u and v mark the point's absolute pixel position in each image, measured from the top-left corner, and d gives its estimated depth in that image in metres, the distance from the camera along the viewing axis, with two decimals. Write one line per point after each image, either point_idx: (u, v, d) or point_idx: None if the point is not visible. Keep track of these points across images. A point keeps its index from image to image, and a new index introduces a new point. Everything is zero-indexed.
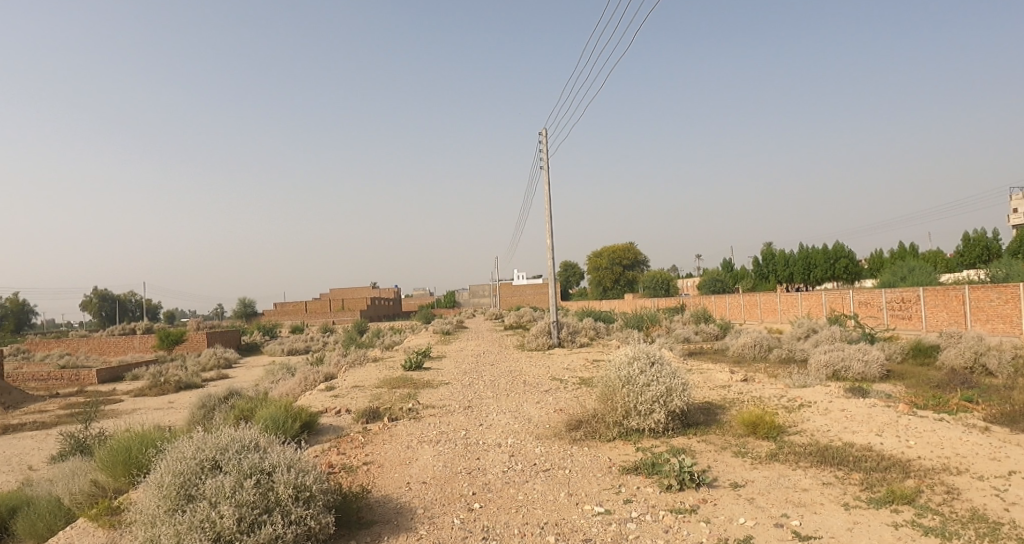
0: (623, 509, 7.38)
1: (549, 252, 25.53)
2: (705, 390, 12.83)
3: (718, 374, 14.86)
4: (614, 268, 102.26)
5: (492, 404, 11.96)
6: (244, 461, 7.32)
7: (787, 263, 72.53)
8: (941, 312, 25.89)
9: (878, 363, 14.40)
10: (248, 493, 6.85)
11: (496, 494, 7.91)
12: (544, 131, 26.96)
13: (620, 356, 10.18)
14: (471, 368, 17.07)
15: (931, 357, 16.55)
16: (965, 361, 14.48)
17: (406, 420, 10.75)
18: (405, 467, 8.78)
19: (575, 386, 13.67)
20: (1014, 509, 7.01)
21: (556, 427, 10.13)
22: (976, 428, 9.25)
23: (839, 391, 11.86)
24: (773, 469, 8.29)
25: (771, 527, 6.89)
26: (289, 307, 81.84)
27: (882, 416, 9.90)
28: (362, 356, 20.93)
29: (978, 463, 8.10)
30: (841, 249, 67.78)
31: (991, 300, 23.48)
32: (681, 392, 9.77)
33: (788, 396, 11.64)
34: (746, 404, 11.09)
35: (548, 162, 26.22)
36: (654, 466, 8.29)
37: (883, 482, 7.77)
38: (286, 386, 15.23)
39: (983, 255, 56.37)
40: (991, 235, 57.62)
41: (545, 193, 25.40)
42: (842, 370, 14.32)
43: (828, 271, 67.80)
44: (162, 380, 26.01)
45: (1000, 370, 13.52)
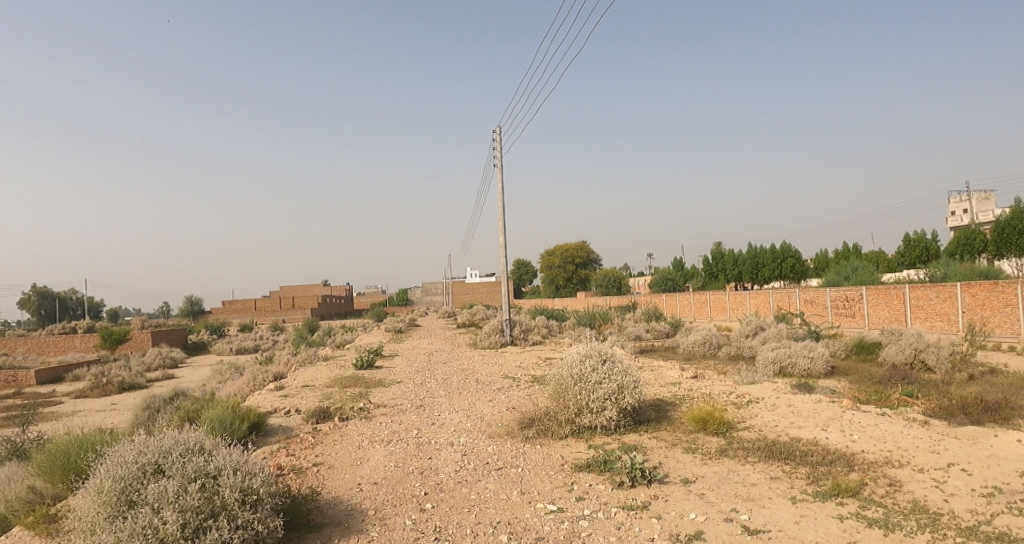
0: (575, 507, 7.38)
1: (501, 251, 25.46)
2: (656, 386, 12.94)
3: (669, 371, 15.02)
4: (568, 266, 102.94)
5: (445, 403, 11.84)
6: (188, 464, 7.12)
7: (736, 263, 73.95)
8: (882, 310, 26.62)
9: (822, 359, 14.71)
10: (192, 497, 6.65)
11: (448, 494, 7.84)
12: (498, 129, 26.95)
13: (572, 354, 10.11)
14: (423, 367, 16.90)
15: (873, 354, 17.00)
16: (906, 358, 14.78)
17: (357, 419, 10.53)
18: (356, 468, 8.63)
19: (528, 383, 13.63)
20: (951, 500, 7.27)
21: (509, 425, 10.04)
22: (917, 422, 9.51)
23: (786, 387, 12.06)
24: (722, 465, 8.36)
25: (720, 521, 6.99)
26: (240, 305, 80.34)
27: (827, 411, 10.11)
28: (312, 354, 20.61)
29: (918, 456, 8.32)
30: (788, 249, 69.21)
31: (929, 299, 24.22)
32: (633, 389, 9.76)
33: (737, 392, 11.77)
34: (695, 400, 11.20)
35: (502, 159, 26.18)
36: (606, 462, 8.28)
37: (829, 475, 7.91)
38: (234, 386, 14.84)
39: (922, 255, 58.27)
40: (930, 236, 59.53)
41: (500, 191, 25.51)
42: (788, 367, 14.51)
43: (775, 271, 69.33)
44: (104, 380, 25.16)
45: (939, 366, 13.93)
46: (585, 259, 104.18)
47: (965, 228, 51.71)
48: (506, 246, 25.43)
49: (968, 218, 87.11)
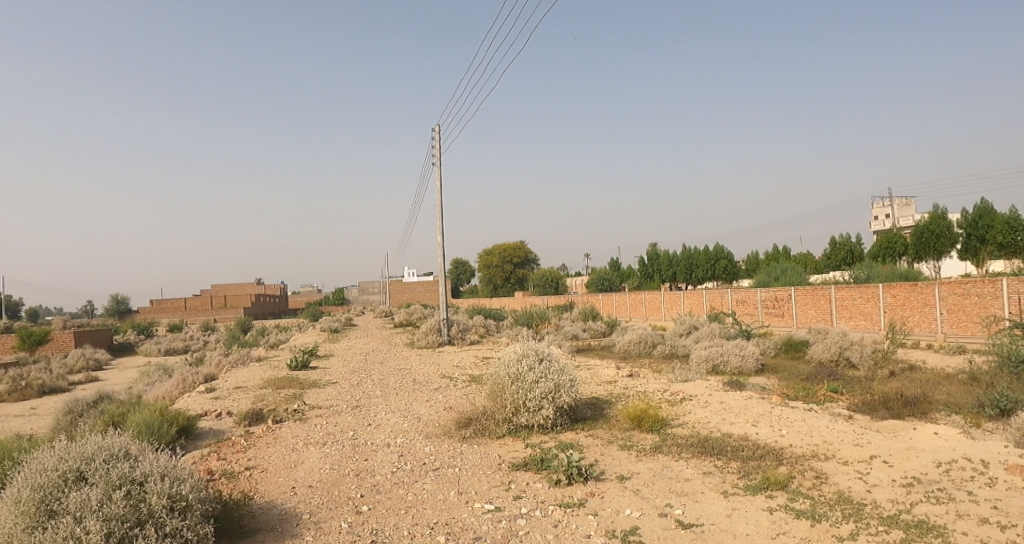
0: (512, 506, 7.37)
1: (440, 250, 25.33)
2: (592, 385, 13.05)
3: (605, 369, 15.18)
4: (505, 265, 103.48)
5: (382, 403, 11.68)
6: (112, 471, 6.80)
7: (671, 263, 75.45)
8: (810, 309, 27.53)
9: (753, 357, 15.11)
10: (118, 505, 6.33)
11: (385, 495, 7.73)
12: (438, 127, 26.82)
13: (509, 353, 10.11)
14: (360, 367, 16.67)
15: (801, 352, 17.60)
16: (832, 355, 15.29)
17: (292, 421, 10.29)
18: (290, 471, 8.43)
19: (466, 383, 13.59)
20: (874, 490, 7.56)
21: (446, 425, 9.96)
22: (842, 416, 9.84)
23: (718, 384, 12.33)
24: (657, 461, 8.48)
25: (655, 517, 7.09)
26: (169, 304, 77.74)
27: (757, 407, 10.39)
28: (245, 355, 20.12)
29: (843, 449, 8.62)
30: (721, 250, 71.07)
31: (853, 298, 25.20)
32: (569, 389, 9.83)
33: (671, 390, 11.98)
34: (631, 398, 11.34)
35: (441, 158, 26.06)
36: (544, 460, 8.30)
37: (759, 469, 8.11)
38: (162, 388, 14.33)
39: (847, 257, 60.45)
40: (855, 239, 61.90)
41: (439, 188, 25.39)
42: (721, 364, 14.83)
43: (708, 271, 71.14)
44: (21, 384, 23.87)
45: (862, 362, 14.44)
46: (523, 258, 105.04)
47: (888, 231, 53.44)
48: (444, 246, 25.33)
49: (891, 222, 91.78)
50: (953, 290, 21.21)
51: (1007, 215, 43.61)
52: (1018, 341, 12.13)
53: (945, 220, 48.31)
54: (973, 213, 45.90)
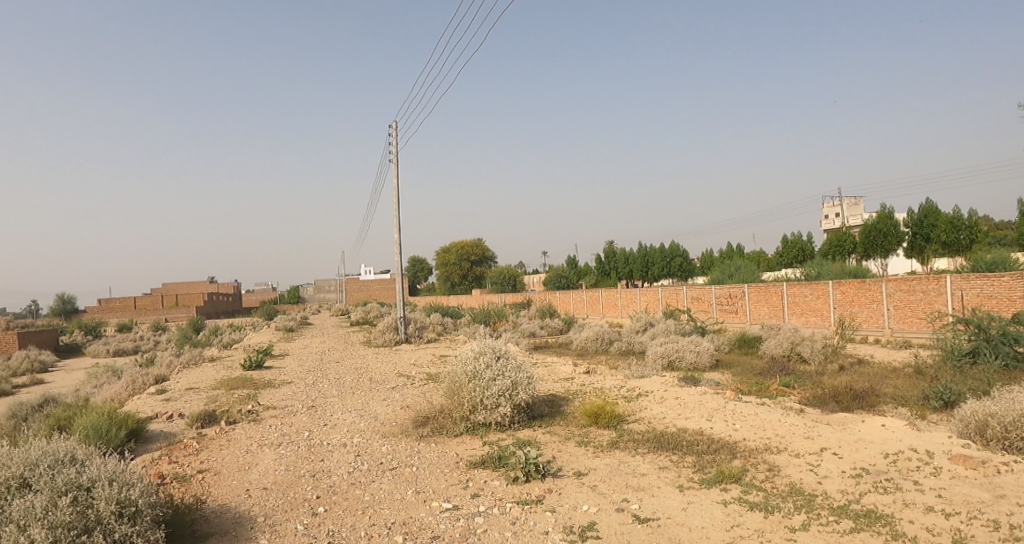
0: (470, 504, 7.34)
1: (396, 248, 25.19)
2: (550, 382, 13.09)
3: (562, 366, 15.26)
4: (463, 263, 103.30)
5: (338, 403, 11.55)
6: (58, 477, 6.53)
7: (627, 261, 76.10)
8: (762, 306, 28.12)
9: (707, 353, 15.34)
10: (64, 512, 6.08)
11: (341, 496, 7.62)
12: (395, 123, 26.63)
13: (466, 351, 10.13)
14: (316, 366, 16.46)
15: (754, 347, 17.94)
16: (783, 351, 15.59)
17: (245, 423, 10.10)
18: (244, 473, 8.26)
19: (423, 382, 13.53)
20: (825, 481, 7.73)
21: (403, 424, 9.89)
22: (794, 410, 10.05)
23: (674, 380, 12.50)
24: (613, 457, 8.55)
25: (612, 512, 7.14)
26: (118, 304, 75.86)
27: (712, 402, 10.55)
28: (197, 355, 19.71)
29: (795, 442, 8.80)
30: (676, 248, 71.93)
31: (804, 295, 25.84)
32: (526, 386, 9.86)
33: (627, 387, 12.11)
34: (587, 395, 11.42)
35: (397, 154, 25.90)
36: (501, 458, 8.28)
37: (713, 463, 8.23)
38: (110, 391, 13.94)
39: (799, 255, 61.61)
40: (806, 238, 63.25)
41: (395, 184, 25.26)
42: (677, 360, 15.02)
43: (664, 269, 71.92)
44: None
45: (813, 357, 14.77)
46: (480, 257, 105.12)
47: (839, 231, 55.21)
48: (400, 244, 25.18)
49: (840, 222, 94.44)
50: (899, 287, 21.83)
51: (950, 214, 44.70)
52: (960, 336, 12.59)
53: (893, 219, 49.14)
54: (918, 212, 46.50)
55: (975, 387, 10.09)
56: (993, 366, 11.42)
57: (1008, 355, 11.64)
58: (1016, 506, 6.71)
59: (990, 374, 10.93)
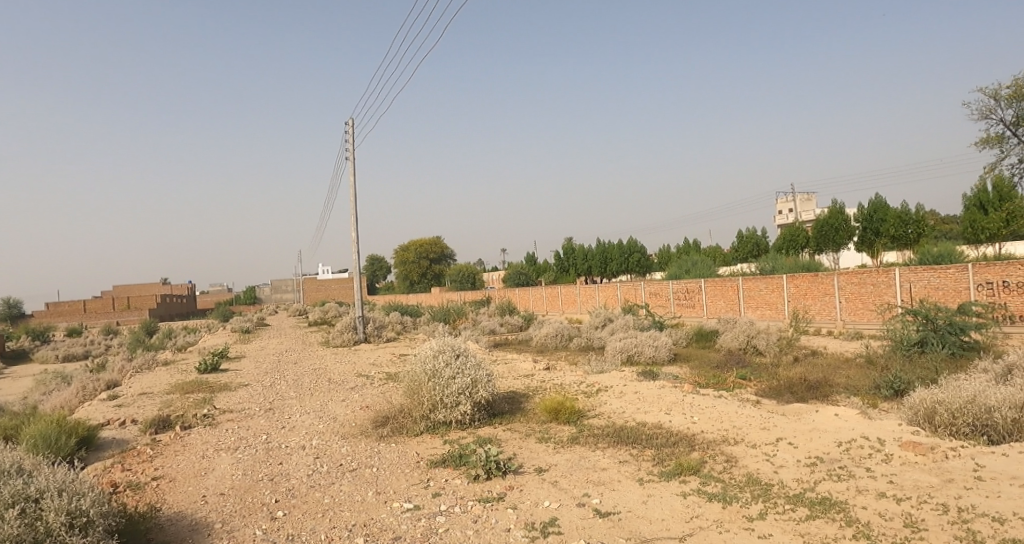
0: (431, 503, 7.30)
1: (355, 247, 25.01)
2: (510, 379, 13.15)
3: (522, 363, 15.33)
4: (421, 261, 103.02)
5: (296, 405, 11.42)
6: (3, 489, 6.24)
7: (586, 257, 76.72)
8: (719, 300, 28.65)
9: (666, 347, 15.55)
10: (10, 526, 5.81)
11: (301, 500, 7.50)
12: (351, 122, 26.39)
13: (425, 350, 10.14)
14: (273, 367, 16.20)
15: (711, 341, 18.27)
16: (740, 344, 15.89)
17: (201, 427, 9.91)
18: (200, 479, 8.09)
19: (382, 381, 13.48)
20: (781, 471, 7.90)
21: (363, 424, 9.81)
22: (750, 402, 10.26)
23: (632, 375, 12.66)
24: (574, 452, 8.60)
25: (573, 507, 7.18)
26: (68, 307, 73.43)
27: (670, 396, 10.71)
28: (150, 359, 19.24)
29: (751, 433, 8.98)
30: (634, 244, 72.87)
31: (759, 289, 26.43)
32: (486, 383, 9.92)
33: (587, 382, 12.24)
34: (547, 391, 11.50)
35: (354, 152, 25.70)
36: (462, 457, 8.28)
37: (672, 455, 8.34)
38: (58, 398, 13.50)
39: (753, 250, 62.90)
40: (760, 234, 64.62)
41: (353, 183, 25.15)
42: (636, 355, 15.19)
43: (622, 264, 72.75)
44: None
45: (768, 349, 15.10)
46: (438, 255, 105.26)
47: (791, 226, 57.51)
48: (358, 242, 24.96)
49: (793, 216, 97.19)
50: (850, 280, 22.38)
51: (898, 209, 45.92)
52: (908, 326, 12.95)
53: (842, 215, 50.96)
54: (868, 207, 47.70)
55: (923, 376, 10.42)
56: (940, 354, 11.81)
57: (954, 345, 12.06)
58: (963, 489, 6.94)
59: (937, 362, 11.29)
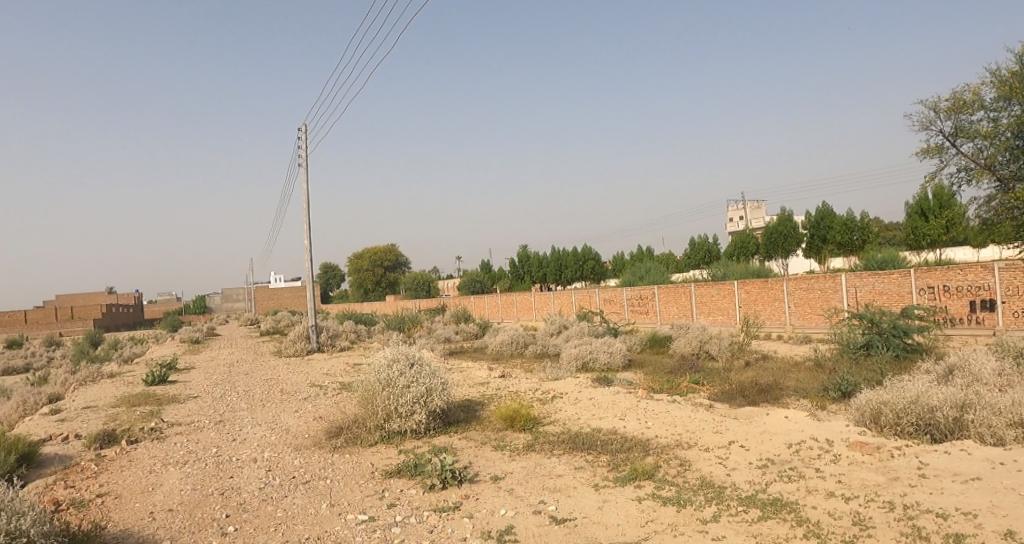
0: (386, 514, 7.21)
1: (307, 255, 24.73)
2: (465, 387, 13.16)
3: (477, 371, 15.33)
4: (376, 269, 102.54)
5: (247, 417, 11.24)
6: None
7: (541, 264, 77.20)
8: (672, 306, 29.10)
9: (621, 353, 15.72)
10: None
11: (252, 514, 7.31)
12: (303, 127, 26.12)
13: (380, 359, 10.13)
14: (223, 379, 15.89)
15: (665, 346, 18.56)
16: (693, 348, 16.18)
17: (148, 441, 9.66)
18: (147, 495, 7.84)
19: (336, 391, 13.36)
20: (733, 473, 8.04)
21: (316, 435, 9.69)
22: (703, 406, 10.46)
23: (587, 381, 12.80)
24: (529, 459, 8.63)
25: (530, 514, 7.19)
26: (7, 318, 70.43)
27: (624, 401, 10.86)
28: (95, 371, 18.66)
29: (704, 437, 9.15)
30: (588, 251, 73.74)
31: (711, 295, 26.94)
32: (440, 391, 9.96)
33: (542, 389, 12.34)
34: (503, 399, 11.56)
35: (306, 158, 25.44)
36: (417, 467, 8.24)
37: (627, 461, 8.42)
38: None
39: (706, 256, 64.12)
40: (712, 240, 65.96)
41: (305, 190, 24.91)
42: (591, 361, 15.32)
43: (577, 272, 73.52)
44: None
45: (721, 353, 15.39)
46: (393, 262, 104.85)
47: (743, 233, 58.47)
48: (310, 250, 24.65)
49: (744, 223, 99.84)
50: (799, 285, 23.01)
51: (844, 216, 47.35)
52: (855, 329, 13.40)
53: (791, 222, 52.59)
54: (816, 215, 49.07)
55: (868, 378, 10.78)
56: (887, 356, 12.24)
57: (898, 346, 12.54)
58: (909, 486, 7.16)
59: (883, 364, 11.71)
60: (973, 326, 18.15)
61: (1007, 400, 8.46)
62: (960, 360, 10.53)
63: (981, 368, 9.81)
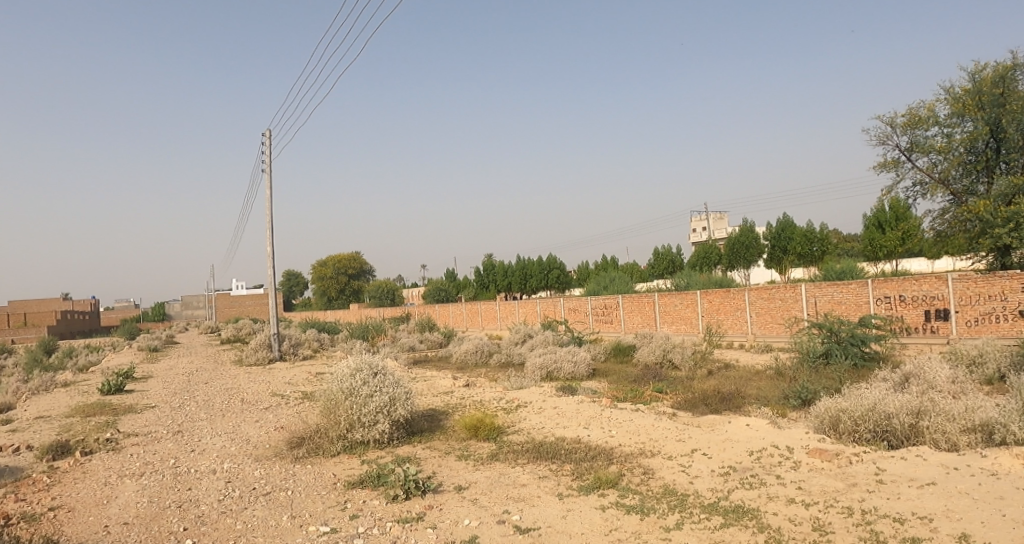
0: (348, 526, 7.10)
1: (270, 262, 24.47)
2: (429, 397, 13.11)
3: (441, 380, 15.28)
4: (340, 277, 101.69)
5: (207, 427, 11.05)
6: None
7: (505, 273, 77.38)
8: (636, 315, 29.38)
9: (585, 362, 15.81)
10: None
11: (210, 527, 7.15)
12: (268, 133, 25.86)
13: (342, 368, 10.06)
14: (182, 388, 15.60)
15: (629, 355, 18.73)
16: (657, 357, 16.35)
17: (104, 452, 9.44)
18: (102, 508, 7.64)
19: (298, 401, 13.21)
20: (696, 481, 8.14)
21: (277, 446, 9.57)
22: (666, 415, 10.59)
23: (552, 390, 12.86)
24: (494, 469, 8.62)
25: (493, 524, 7.17)
26: None
27: (588, 410, 10.94)
28: (48, 380, 18.14)
29: (667, 445, 9.25)
30: (553, 260, 74.27)
31: (674, 304, 27.29)
32: (404, 401, 9.94)
33: (506, 398, 12.37)
34: (467, 408, 11.55)
35: (270, 164, 25.20)
36: (380, 477, 8.18)
37: (591, 470, 8.46)
38: None
39: (669, 267, 64.94)
40: (675, 251, 66.89)
41: (269, 196, 24.69)
42: (555, 370, 15.38)
43: (542, 281, 73.96)
44: None
45: (684, 363, 15.58)
46: (357, 270, 104.32)
47: (705, 243, 59.36)
48: (273, 257, 24.39)
49: (706, 233, 101.80)
50: (760, 295, 23.42)
51: (804, 227, 48.44)
52: (815, 338, 13.67)
53: (753, 233, 53.69)
54: (776, 226, 50.09)
55: (827, 386, 11.01)
56: (845, 365, 12.49)
57: (857, 355, 12.81)
58: (866, 492, 7.32)
59: (841, 373, 11.95)
60: (927, 335, 18.62)
61: (959, 407, 8.71)
62: (915, 369, 10.82)
63: (935, 376, 10.07)
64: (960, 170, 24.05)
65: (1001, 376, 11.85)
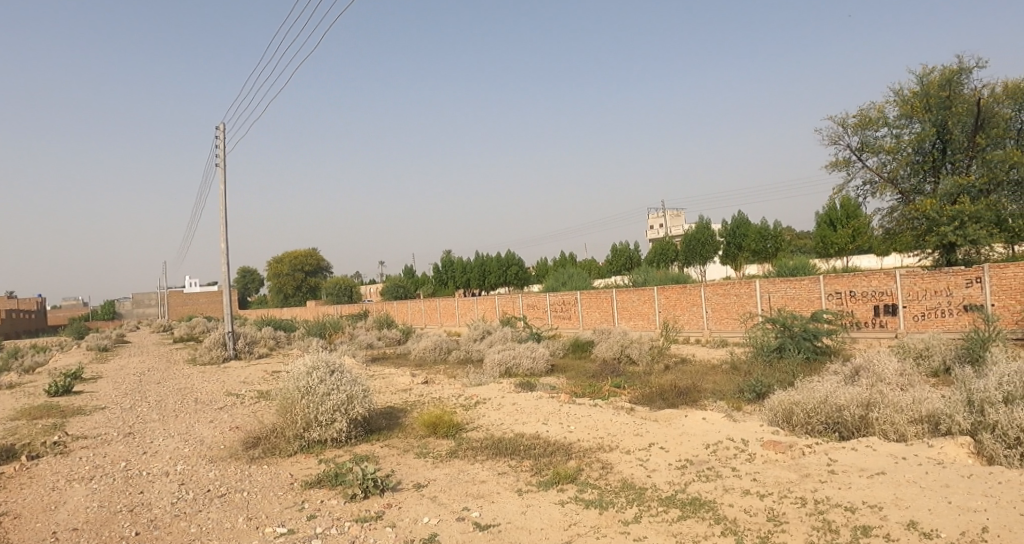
0: (306, 526, 7.03)
1: (224, 259, 24.06)
2: (387, 395, 13.04)
3: (399, 377, 15.22)
4: (296, 276, 100.08)
5: (159, 428, 10.82)
6: None
7: (464, 270, 77.24)
8: (594, 312, 29.64)
9: (542, 358, 15.91)
10: None
11: (163, 531, 6.99)
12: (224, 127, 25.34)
13: (299, 366, 9.94)
14: (132, 388, 15.24)
15: (587, 351, 18.90)
16: (614, 353, 16.54)
17: (50, 456, 9.16)
18: (49, 514, 7.42)
19: (254, 400, 13.01)
20: (654, 474, 8.26)
21: (232, 447, 9.43)
22: (623, 409, 10.74)
23: (510, 387, 12.92)
24: (453, 466, 8.62)
25: (452, 522, 7.17)
26: None
27: (546, 406, 11.03)
28: None
29: (625, 440, 9.37)
30: (511, 257, 74.54)
31: (632, 301, 27.62)
32: (362, 399, 9.90)
33: (465, 395, 12.38)
34: (426, 406, 11.54)
35: (225, 159, 24.71)
36: (338, 476, 8.12)
37: (550, 465, 8.53)
38: None
39: (626, 263, 65.65)
40: (633, 248, 67.67)
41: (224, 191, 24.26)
42: (513, 366, 15.45)
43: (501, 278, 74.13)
44: None
45: (641, 358, 15.77)
46: (314, 267, 102.91)
47: (662, 240, 60.21)
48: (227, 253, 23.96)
49: (664, 230, 103.54)
50: (716, 291, 23.83)
51: (758, 225, 49.48)
52: (769, 333, 13.99)
53: (707, 230, 54.68)
54: (731, 223, 51.04)
55: (781, 380, 11.28)
56: (798, 359, 12.82)
57: (809, 349, 13.17)
58: (818, 482, 7.53)
59: (794, 367, 12.28)
60: (876, 329, 19.22)
61: (906, 398, 8.99)
62: (865, 362, 11.16)
63: (883, 369, 10.41)
64: (908, 170, 24.81)
65: (945, 368, 12.31)
